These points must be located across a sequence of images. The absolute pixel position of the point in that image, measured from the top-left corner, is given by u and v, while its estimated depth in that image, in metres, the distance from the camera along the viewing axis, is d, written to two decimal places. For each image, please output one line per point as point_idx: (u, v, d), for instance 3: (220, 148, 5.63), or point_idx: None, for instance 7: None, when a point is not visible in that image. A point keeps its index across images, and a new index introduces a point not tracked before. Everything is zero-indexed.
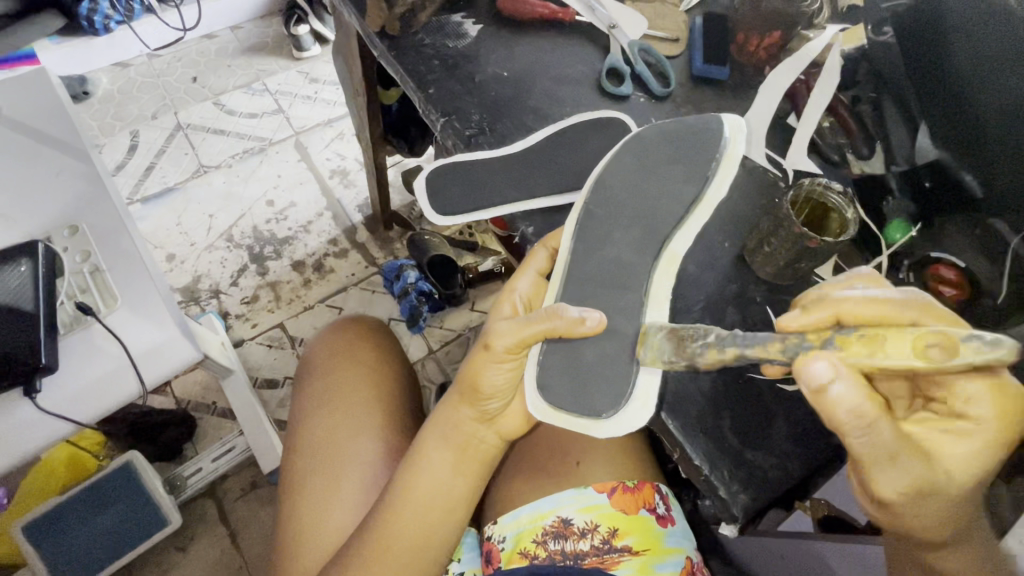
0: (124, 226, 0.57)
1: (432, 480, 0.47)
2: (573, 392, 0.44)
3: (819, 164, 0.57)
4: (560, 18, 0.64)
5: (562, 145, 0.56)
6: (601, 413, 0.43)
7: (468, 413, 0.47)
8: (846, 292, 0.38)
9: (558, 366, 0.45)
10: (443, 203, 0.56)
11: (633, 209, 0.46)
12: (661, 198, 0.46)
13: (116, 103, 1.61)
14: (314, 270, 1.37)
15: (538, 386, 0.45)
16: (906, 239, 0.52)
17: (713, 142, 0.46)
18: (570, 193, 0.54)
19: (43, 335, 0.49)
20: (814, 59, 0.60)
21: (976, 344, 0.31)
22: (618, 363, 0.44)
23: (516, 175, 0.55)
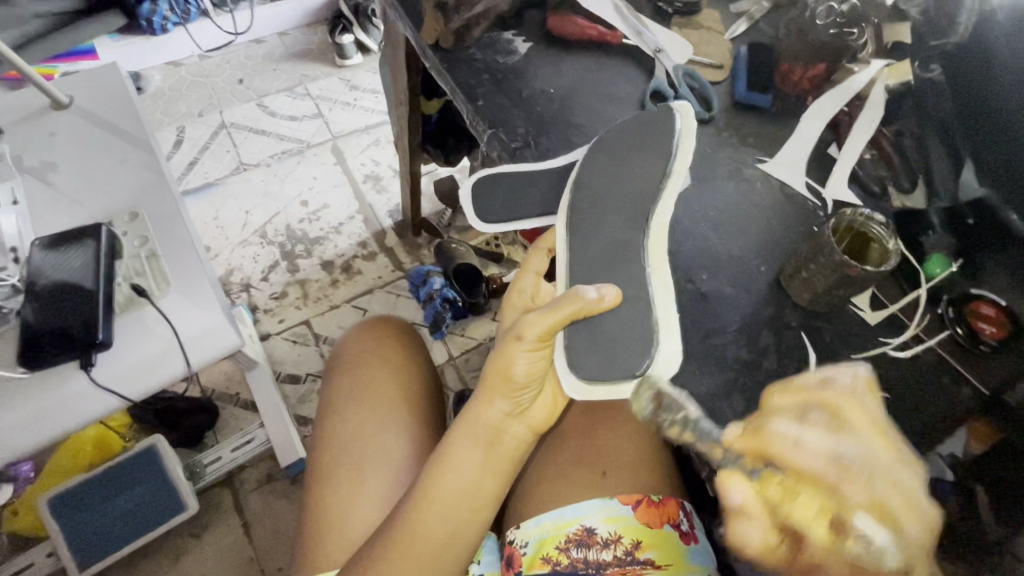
0: (182, 218, 0.61)
1: (461, 476, 0.48)
2: (606, 361, 0.47)
3: (860, 195, 0.56)
4: (608, 40, 0.66)
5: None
6: (638, 373, 0.45)
7: (498, 408, 0.48)
8: (786, 427, 0.36)
9: (587, 340, 0.48)
10: (483, 209, 0.57)
11: (616, 195, 0.51)
12: (635, 178, 0.51)
13: (166, 99, 1.68)
14: (342, 271, 1.40)
15: (570, 365, 0.48)
16: (946, 275, 0.51)
17: (664, 116, 0.52)
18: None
19: (100, 313, 0.52)
20: (858, 92, 0.61)
21: (863, 543, 0.32)
22: (641, 325, 0.47)
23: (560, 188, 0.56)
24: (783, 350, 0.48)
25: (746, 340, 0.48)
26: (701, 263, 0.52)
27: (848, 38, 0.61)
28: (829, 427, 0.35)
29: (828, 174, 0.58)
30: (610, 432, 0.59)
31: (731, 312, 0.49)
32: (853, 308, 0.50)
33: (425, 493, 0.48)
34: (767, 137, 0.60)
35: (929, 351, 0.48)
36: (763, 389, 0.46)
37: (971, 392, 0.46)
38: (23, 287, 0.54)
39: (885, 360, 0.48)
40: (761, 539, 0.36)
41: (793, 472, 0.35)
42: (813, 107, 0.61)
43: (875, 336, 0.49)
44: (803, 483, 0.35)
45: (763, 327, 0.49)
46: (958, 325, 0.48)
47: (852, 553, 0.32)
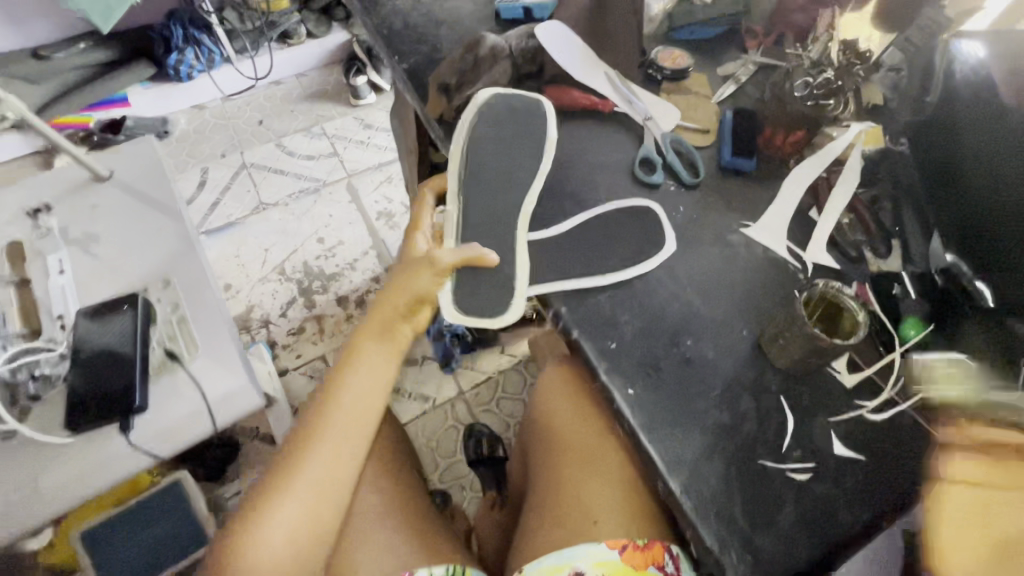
0: (208, 283, 0.69)
1: (344, 409, 0.60)
2: (479, 306, 0.58)
3: (839, 260, 0.59)
4: (600, 109, 0.71)
5: (595, 231, 0.62)
6: (499, 316, 0.58)
7: (373, 349, 0.62)
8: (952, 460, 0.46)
9: (465, 289, 0.59)
10: (472, 284, 0.59)
11: (496, 164, 0.64)
12: (513, 157, 0.65)
13: (190, 142, 1.77)
14: (357, 306, 1.46)
15: (452, 297, 0.59)
16: (920, 337, 0.54)
17: (544, 119, 0.68)
18: (601, 277, 0.58)
19: (139, 378, 0.59)
20: (838, 156, 0.64)
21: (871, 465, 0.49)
22: (504, 282, 0.59)
23: (554, 257, 0.60)
24: (763, 414, 0.51)
25: (727, 404, 0.51)
26: (686, 328, 0.55)
27: (824, 109, 0.65)
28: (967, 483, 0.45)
29: (809, 237, 0.61)
30: (596, 472, 0.60)
31: (714, 377, 0.53)
32: (833, 371, 0.53)
33: (314, 422, 0.60)
34: (752, 200, 0.64)
35: (902, 415, 0.51)
36: (743, 453, 0.49)
37: (942, 453, 0.49)
38: (68, 354, 0.62)
39: (863, 422, 0.51)
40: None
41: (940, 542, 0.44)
42: (795, 172, 0.65)
43: (852, 399, 0.52)
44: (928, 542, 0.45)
45: (745, 391, 0.52)
46: (930, 387, 0.51)
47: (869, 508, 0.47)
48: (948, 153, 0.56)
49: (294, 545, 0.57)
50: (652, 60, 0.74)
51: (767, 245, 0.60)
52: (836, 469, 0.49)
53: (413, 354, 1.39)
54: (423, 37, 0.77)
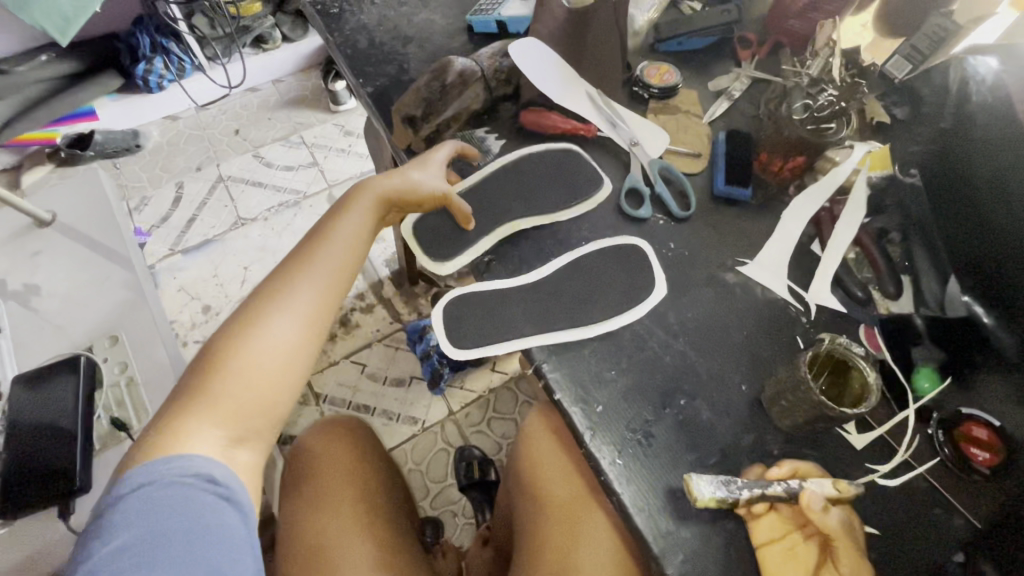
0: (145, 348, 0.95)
1: (338, 250, 0.55)
2: (428, 240, 0.59)
3: (845, 301, 0.54)
4: (582, 133, 0.65)
5: (576, 275, 0.56)
6: (436, 256, 0.58)
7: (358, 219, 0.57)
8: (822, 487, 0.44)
9: (428, 224, 0.60)
10: (458, 334, 0.54)
11: (513, 196, 0.60)
12: (532, 195, 0.60)
13: (164, 155, 1.70)
14: (341, 325, 1.40)
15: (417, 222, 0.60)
16: (935, 390, 0.49)
17: (590, 174, 0.62)
18: (584, 328, 0.53)
19: None
20: (841, 184, 0.59)
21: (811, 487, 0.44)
22: (459, 237, 0.58)
23: (534, 306, 0.54)
24: None
25: (725, 475, 0.47)
26: (679, 384, 0.50)
27: (826, 134, 0.58)
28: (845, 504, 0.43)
29: (812, 276, 0.56)
30: (577, 540, 0.54)
31: (710, 442, 0.48)
32: (841, 431, 0.48)
33: (305, 252, 0.55)
34: (749, 234, 0.59)
35: (919, 479, 0.46)
36: (743, 531, 0.44)
37: (964, 523, 0.45)
38: None
39: (874, 490, 0.46)
40: None
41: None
42: (794, 201, 0.59)
43: (862, 463, 0.47)
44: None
45: (743, 457, 0.47)
46: (946, 446, 0.47)
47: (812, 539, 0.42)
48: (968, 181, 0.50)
49: (301, 333, 0.52)
50: (638, 76, 0.69)
51: (765, 287, 0.55)
52: None
53: (400, 374, 1.34)
54: (390, 57, 0.71)
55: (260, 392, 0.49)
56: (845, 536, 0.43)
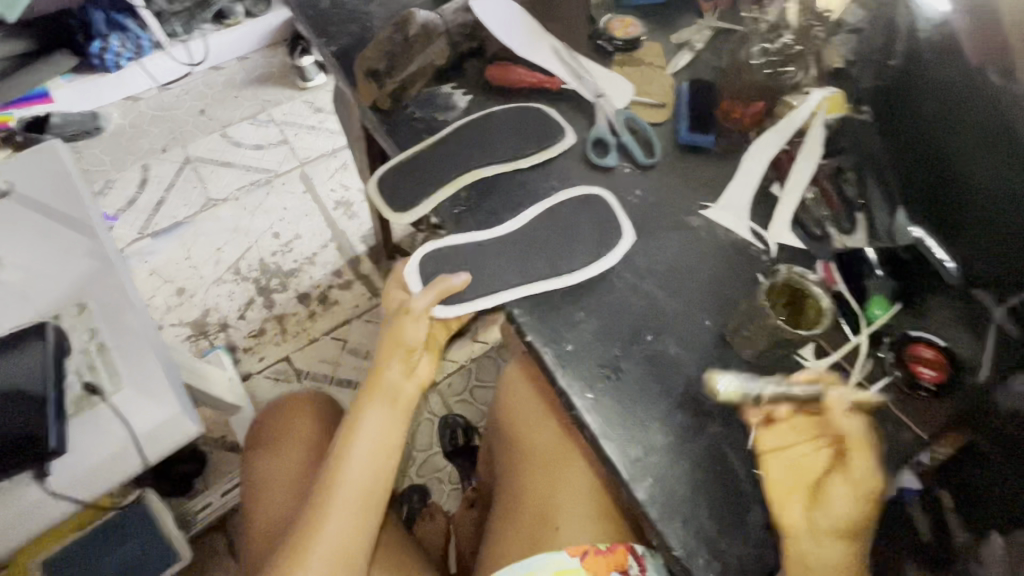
0: None
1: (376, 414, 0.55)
2: (395, 190, 0.59)
3: (803, 239, 0.57)
4: (548, 86, 0.66)
5: (550, 224, 0.57)
6: (402, 205, 0.58)
7: (418, 330, 0.54)
8: (840, 394, 0.43)
9: (393, 179, 0.60)
10: (449, 294, 0.54)
11: (475, 148, 0.61)
12: (494, 145, 0.61)
13: (127, 136, 1.64)
14: (319, 302, 1.40)
15: (382, 175, 0.60)
16: (887, 317, 0.52)
17: (552, 122, 0.63)
18: (563, 276, 0.54)
19: (54, 422, 0.52)
20: (799, 128, 0.61)
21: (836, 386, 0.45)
22: (423, 188, 0.59)
23: (512, 257, 0.55)
24: (729, 411, 0.49)
25: (691, 403, 0.49)
26: (646, 322, 0.52)
27: None
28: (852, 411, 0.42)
29: (772, 216, 0.58)
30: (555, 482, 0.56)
31: (677, 375, 0.50)
32: (800, 358, 0.51)
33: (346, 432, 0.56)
34: (712, 179, 0.60)
35: (871, 399, 0.49)
36: (709, 454, 0.47)
37: (913, 436, 0.48)
38: None
39: None
40: (846, 513, 0.40)
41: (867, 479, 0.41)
42: (755, 146, 0.61)
43: None
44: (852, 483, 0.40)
45: (708, 387, 0.50)
46: (897, 368, 0.50)
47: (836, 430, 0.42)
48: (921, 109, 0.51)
49: (375, 479, 0.54)
50: (602, 29, 0.69)
51: (728, 227, 0.57)
52: None
53: None
54: (353, 15, 0.70)
55: (342, 538, 0.53)
56: (864, 442, 0.41)
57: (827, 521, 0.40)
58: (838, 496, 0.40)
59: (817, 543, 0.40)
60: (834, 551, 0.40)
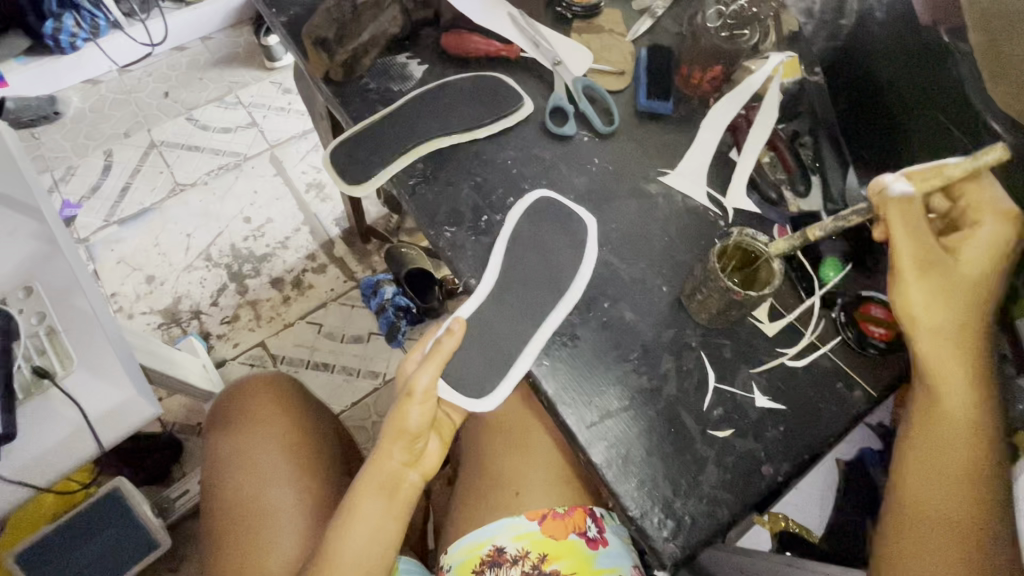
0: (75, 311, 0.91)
1: (379, 481, 0.51)
2: (349, 163, 0.58)
3: (759, 203, 0.57)
4: (505, 55, 0.65)
5: (524, 249, 0.53)
6: (357, 179, 0.57)
7: (419, 414, 0.49)
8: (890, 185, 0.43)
9: (347, 152, 0.58)
10: (474, 385, 0.48)
11: (432, 119, 0.60)
12: (451, 115, 0.60)
13: (88, 122, 1.59)
14: (293, 287, 1.38)
15: (336, 147, 0.59)
16: (840, 278, 0.52)
17: (509, 91, 0.62)
18: (560, 301, 0.51)
19: (1, 405, 0.51)
20: (756, 92, 0.60)
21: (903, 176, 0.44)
22: (380, 160, 0.58)
23: (508, 311, 0.50)
24: (683, 373, 0.49)
25: (646, 366, 0.49)
26: (602, 289, 0.52)
27: (740, 41, 0.59)
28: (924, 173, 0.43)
29: (729, 181, 0.58)
30: (519, 449, 0.57)
31: (632, 339, 0.50)
32: (754, 321, 0.51)
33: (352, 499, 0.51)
34: (670, 145, 0.60)
35: (824, 359, 0.50)
36: (662, 415, 0.47)
37: (863, 394, 0.49)
38: None
39: (784, 371, 0.50)
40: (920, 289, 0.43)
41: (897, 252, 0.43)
42: (713, 111, 0.61)
43: (772, 347, 0.51)
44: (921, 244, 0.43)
45: (664, 351, 0.50)
46: (849, 329, 0.50)
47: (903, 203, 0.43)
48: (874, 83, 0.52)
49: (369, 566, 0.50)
50: None
51: (685, 193, 0.57)
52: (757, 423, 0.48)
53: (358, 331, 1.33)
54: None
55: None
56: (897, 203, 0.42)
57: (919, 289, 0.43)
58: (916, 265, 0.43)
59: (909, 305, 0.43)
60: (948, 314, 0.43)
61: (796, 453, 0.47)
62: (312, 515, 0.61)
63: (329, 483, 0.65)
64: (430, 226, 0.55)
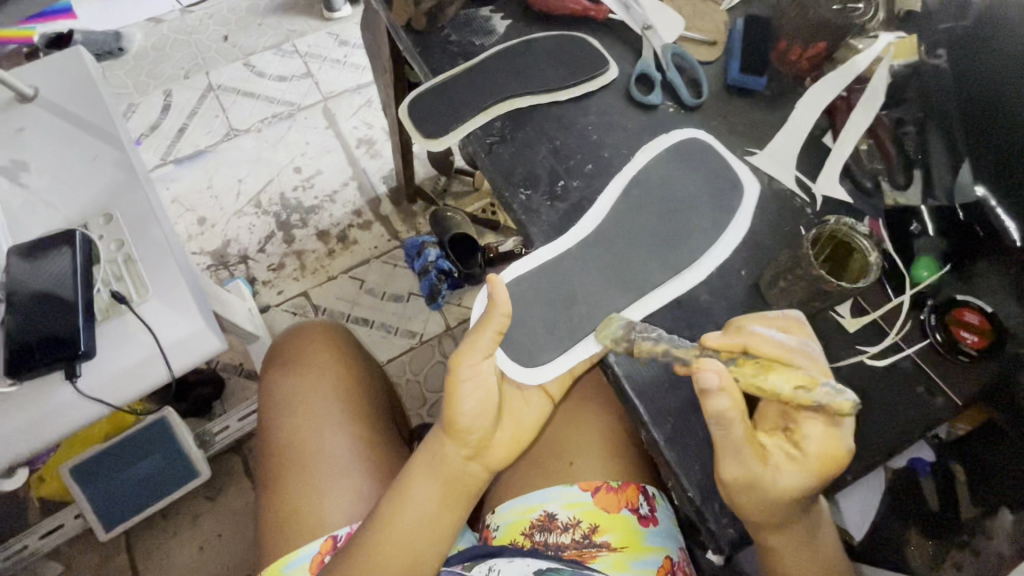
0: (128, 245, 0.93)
1: (436, 462, 0.49)
2: (429, 117, 0.57)
3: (852, 192, 0.54)
4: (593, 15, 0.62)
5: (652, 197, 0.51)
6: (435, 134, 0.56)
7: (474, 394, 0.46)
8: (761, 332, 0.44)
9: (424, 105, 0.57)
10: (525, 350, 0.47)
11: (515, 76, 0.58)
12: (537, 74, 0.58)
13: (149, 61, 1.60)
14: (338, 241, 1.39)
15: (415, 99, 0.58)
16: (933, 278, 0.50)
17: (596, 53, 0.59)
18: (664, 263, 0.49)
19: (81, 324, 0.53)
20: (860, 74, 0.56)
21: (828, 389, 0.40)
22: (461, 116, 0.56)
23: (594, 272, 0.49)
24: None
25: None
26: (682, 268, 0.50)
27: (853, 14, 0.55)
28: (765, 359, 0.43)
29: (820, 167, 0.55)
30: (576, 420, 0.60)
31: (705, 321, 0.49)
32: (834, 316, 0.50)
33: (405, 476, 0.49)
34: (760, 124, 0.57)
35: (905, 360, 0.48)
36: None
37: (947, 402, 0.46)
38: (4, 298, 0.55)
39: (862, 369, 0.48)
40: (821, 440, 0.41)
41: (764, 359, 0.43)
42: (810, 91, 0.57)
43: (852, 344, 0.49)
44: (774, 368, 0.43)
45: None
46: (938, 331, 0.48)
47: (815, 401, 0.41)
48: (970, 70, 0.47)
49: (422, 545, 0.48)
50: None
51: (774, 175, 0.54)
52: None
53: (398, 291, 1.34)
54: None
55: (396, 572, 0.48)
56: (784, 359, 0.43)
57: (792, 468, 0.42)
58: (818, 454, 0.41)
59: (776, 466, 0.42)
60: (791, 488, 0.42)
61: (868, 455, 0.45)
62: (366, 463, 0.63)
63: (381, 435, 0.67)
64: (505, 186, 0.54)
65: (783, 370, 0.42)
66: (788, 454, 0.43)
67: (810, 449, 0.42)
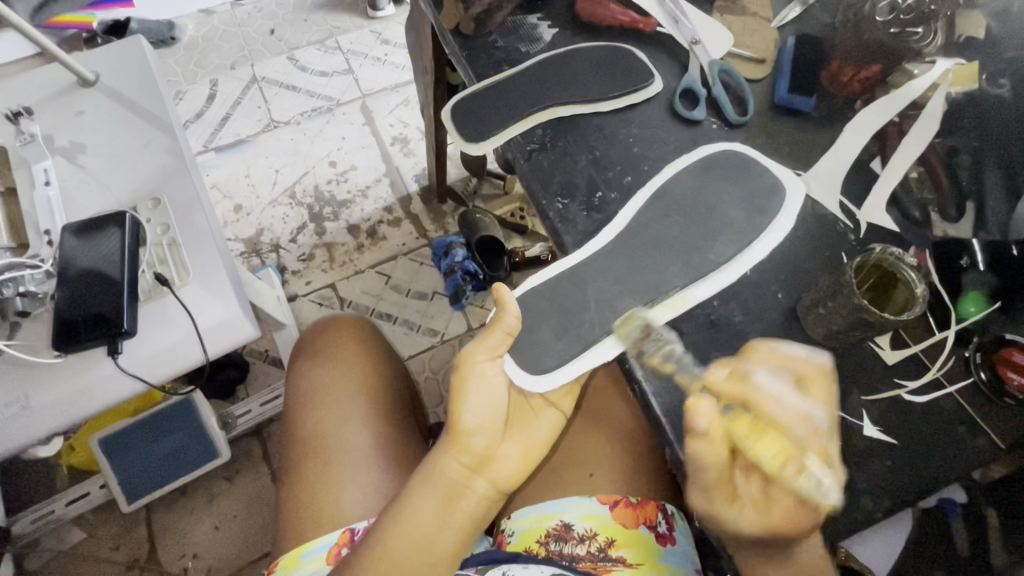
0: None
1: (438, 474, 0.47)
2: (472, 121, 0.57)
3: (899, 220, 0.52)
4: (640, 27, 0.62)
5: (676, 205, 0.51)
6: (478, 139, 0.57)
7: (478, 396, 0.47)
8: (757, 381, 0.45)
9: (467, 109, 0.58)
10: (534, 357, 0.47)
11: (559, 84, 0.58)
12: (581, 82, 0.58)
13: (199, 50, 1.65)
14: (368, 236, 1.41)
15: (458, 102, 0.58)
16: (982, 314, 0.48)
17: (642, 66, 0.59)
18: (684, 260, 0.48)
19: (126, 302, 0.55)
20: (914, 100, 0.55)
21: (817, 477, 0.41)
22: (504, 122, 0.57)
23: (619, 280, 0.48)
24: None
25: None
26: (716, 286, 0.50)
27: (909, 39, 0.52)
28: (800, 404, 0.44)
29: (867, 194, 0.53)
30: (598, 431, 0.60)
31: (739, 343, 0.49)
32: (874, 346, 0.48)
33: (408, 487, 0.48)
34: (805, 146, 0.56)
35: (946, 398, 0.46)
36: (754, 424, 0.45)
37: (988, 444, 0.45)
38: (55, 273, 0.58)
39: (900, 406, 0.46)
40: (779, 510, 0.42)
41: (763, 416, 0.44)
42: (860, 115, 0.56)
43: (890, 376, 0.47)
44: (773, 427, 0.44)
45: None
46: (983, 370, 0.46)
47: (800, 483, 0.41)
48: None
49: (423, 559, 0.47)
50: None
51: (817, 198, 0.53)
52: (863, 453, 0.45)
53: (422, 288, 1.36)
54: None
55: None
56: (787, 430, 0.43)
57: (747, 514, 0.42)
58: (783, 512, 0.42)
59: (735, 514, 0.43)
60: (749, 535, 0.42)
61: (901, 492, 0.44)
62: (381, 460, 0.64)
63: (398, 432, 0.67)
64: (542, 193, 0.54)
65: (776, 440, 0.43)
66: (754, 502, 0.43)
67: (776, 506, 0.42)
